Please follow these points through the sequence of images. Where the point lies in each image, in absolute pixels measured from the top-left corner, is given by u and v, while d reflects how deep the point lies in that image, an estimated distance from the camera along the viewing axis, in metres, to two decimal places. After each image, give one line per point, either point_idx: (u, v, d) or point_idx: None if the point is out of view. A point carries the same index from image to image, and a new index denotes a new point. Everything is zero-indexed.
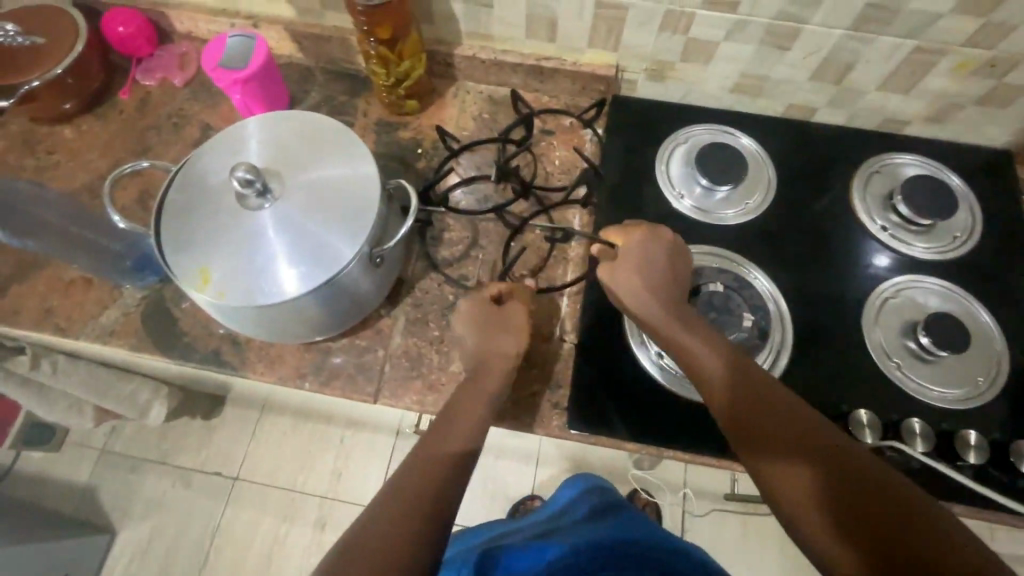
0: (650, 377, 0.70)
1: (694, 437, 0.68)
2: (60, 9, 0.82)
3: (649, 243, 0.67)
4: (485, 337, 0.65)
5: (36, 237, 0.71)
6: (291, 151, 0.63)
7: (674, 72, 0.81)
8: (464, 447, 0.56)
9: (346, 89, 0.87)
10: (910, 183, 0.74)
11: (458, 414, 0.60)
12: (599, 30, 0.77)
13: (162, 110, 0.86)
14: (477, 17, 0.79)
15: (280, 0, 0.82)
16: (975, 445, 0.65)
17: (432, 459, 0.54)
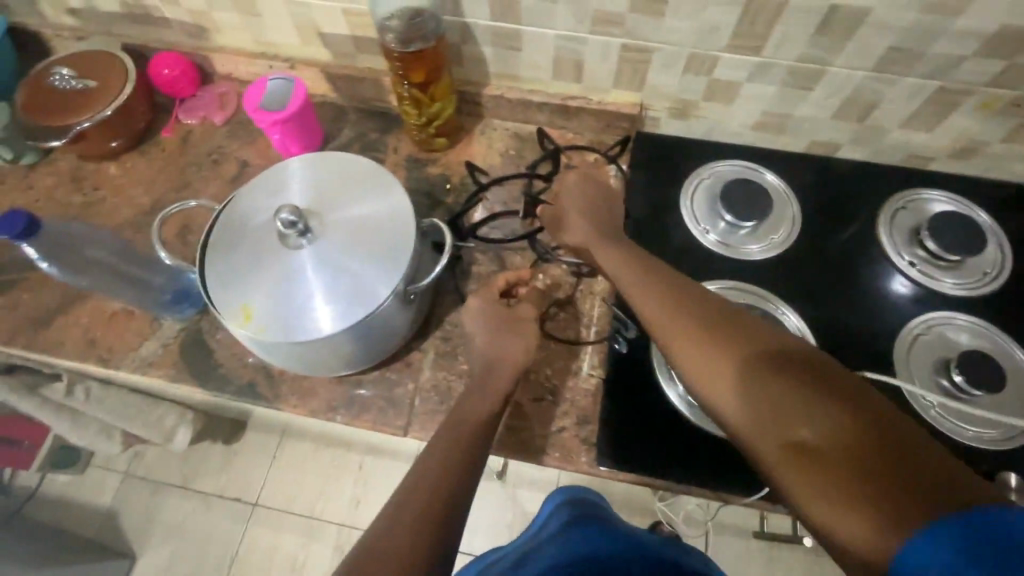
0: (678, 413, 0.70)
1: (725, 475, 0.68)
2: (110, 53, 0.86)
3: (582, 186, 0.76)
4: (512, 334, 0.68)
5: (90, 273, 0.73)
6: (330, 190, 0.65)
7: (697, 111, 0.83)
8: (461, 452, 0.56)
9: (378, 127, 0.90)
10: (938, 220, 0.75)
11: (463, 424, 0.59)
12: (624, 72, 0.80)
13: (202, 148, 0.90)
14: (505, 60, 0.82)
15: (317, 44, 0.87)
16: (1016, 487, 0.64)
17: (430, 469, 0.53)
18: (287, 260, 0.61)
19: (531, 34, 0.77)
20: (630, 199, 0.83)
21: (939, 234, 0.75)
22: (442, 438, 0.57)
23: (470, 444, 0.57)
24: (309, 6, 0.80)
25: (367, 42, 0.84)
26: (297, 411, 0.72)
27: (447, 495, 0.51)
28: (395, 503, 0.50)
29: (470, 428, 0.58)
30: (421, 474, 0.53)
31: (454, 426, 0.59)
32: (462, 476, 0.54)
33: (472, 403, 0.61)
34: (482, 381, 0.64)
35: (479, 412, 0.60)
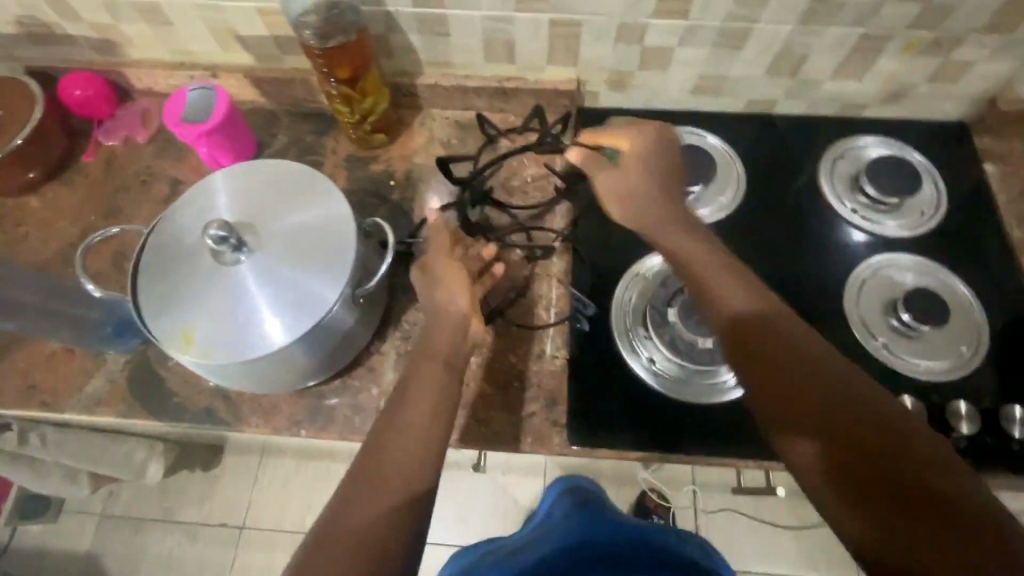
0: (645, 384, 0.71)
1: (694, 438, 0.69)
2: (13, 79, 0.81)
3: (647, 152, 0.72)
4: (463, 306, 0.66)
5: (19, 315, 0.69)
6: (261, 203, 0.62)
7: (634, 80, 0.83)
8: (411, 440, 0.54)
9: (313, 130, 0.87)
10: (874, 165, 0.76)
11: (414, 414, 0.56)
12: (557, 48, 0.78)
13: (128, 170, 0.85)
14: (435, 46, 0.80)
15: (238, 49, 0.83)
16: (967, 415, 0.67)
17: (374, 461, 0.52)
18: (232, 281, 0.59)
19: (457, 17, 0.75)
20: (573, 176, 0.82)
21: (877, 178, 0.77)
22: (390, 434, 0.54)
23: (421, 442, 0.54)
24: (221, 8, 0.76)
25: (289, 40, 0.80)
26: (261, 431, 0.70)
27: (392, 490, 0.50)
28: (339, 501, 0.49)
29: (419, 422, 0.55)
30: (366, 468, 0.51)
31: (403, 410, 0.56)
32: (407, 465, 0.52)
33: (419, 385, 0.58)
34: (422, 354, 0.61)
35: (426, 398, 0.57)
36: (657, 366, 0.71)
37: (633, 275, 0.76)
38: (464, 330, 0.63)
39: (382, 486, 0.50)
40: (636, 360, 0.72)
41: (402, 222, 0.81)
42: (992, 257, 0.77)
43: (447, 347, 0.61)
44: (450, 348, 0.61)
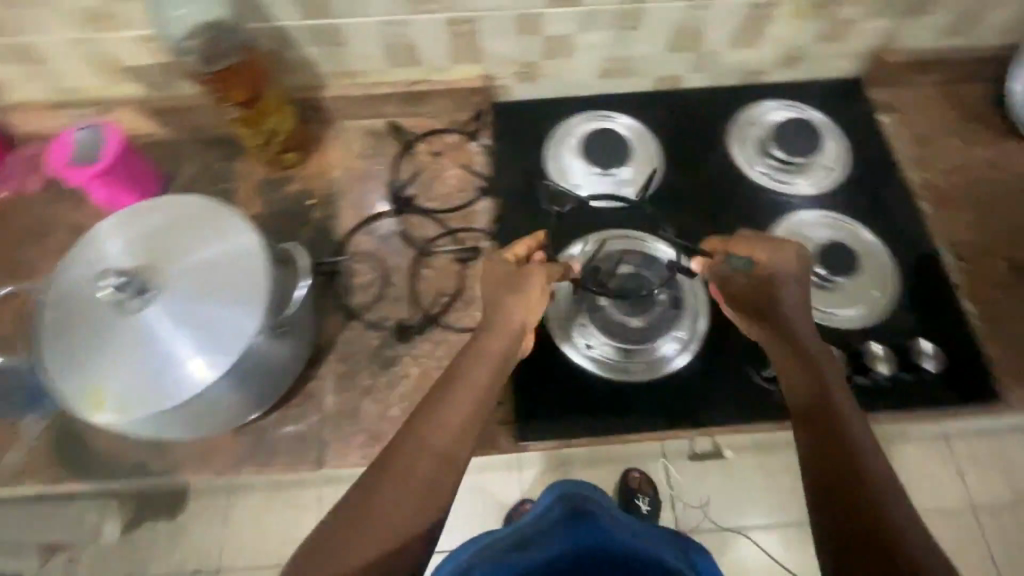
0: (587, 370, 0.74)
1: (633, 415, 0.72)
2: None
3: (787, 255, 0.66)
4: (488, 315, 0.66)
5: None
6: (165, 245, 0.59)
7: (542, 70, 0.83)
8: (420, 476, 0.52)
9: (221, 156, 0.84)
10: None
11: (442, 427, 0.55)
12: (459, 46, 0.78)
13: (27, 220, 0.81)
14: (335, 57, 0.78)
15: (125, 80, 0.78)
16: (881, 356, 0.73)
17: (375, 492, 0.50)
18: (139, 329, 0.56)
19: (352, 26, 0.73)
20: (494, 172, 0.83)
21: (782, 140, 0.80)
22: (404, 445, 0.54)
23: (437, 457, 0.53)
24: (100, 39, 0.72)
25: (179, 66, 0.76)
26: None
27: (390, 526, 0.49)
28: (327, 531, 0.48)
29: (438, 437, 0.54)
30: (363, 499, 0.50)
31: (421, 439, 0.54)
32: (408, 500, 0.50)
33: (444, 412, 0.56)
34: (462, 377, 0.59)
35: (453, 411, 0.56)
36: (597, 355, 0.74)
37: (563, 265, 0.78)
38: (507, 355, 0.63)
39: (376, 521, 0.49)
40: (573, 347, 0.74)
41: (327, 240, 0.80)
42: (892, 203, 0.82)
43: (487, 371, 0.60)
44: (487, 376, 0.60)
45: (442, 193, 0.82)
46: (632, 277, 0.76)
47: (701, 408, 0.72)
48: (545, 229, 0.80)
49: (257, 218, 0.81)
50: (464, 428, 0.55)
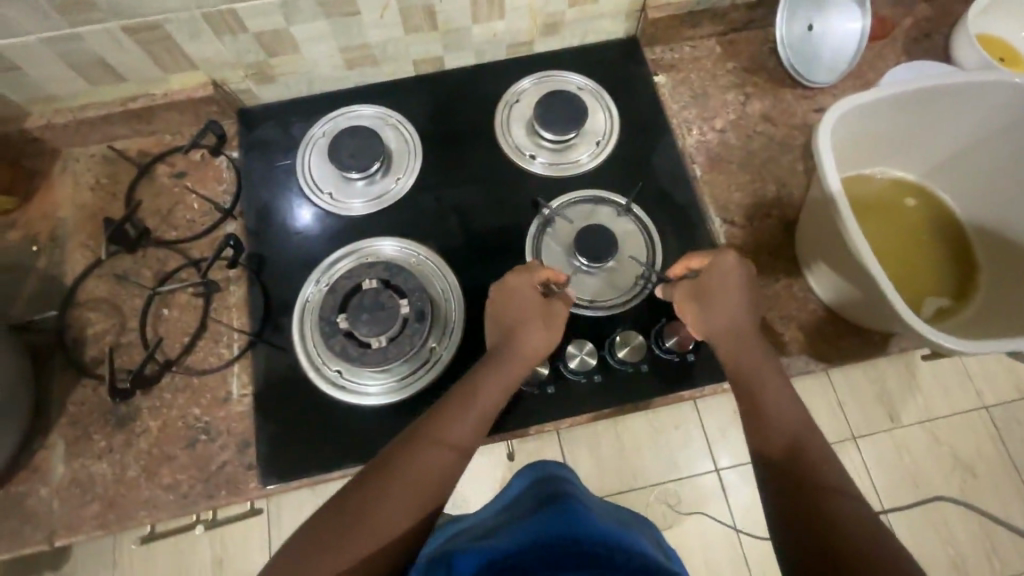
0: (615, 337, 0.68)
1: (684, 376, 0.68)
2: None
3: None
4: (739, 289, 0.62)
5: None
6: (520, 297, 0.63)
7: (567, 21, 0.77)
8: (788, 408, 0.55)
9: (226, 153, 0.76)
10: (799, 52, 0.78)
11: (761, 386, 0.57)
12: (481, 2, 0.71)
13: (14, 247, 0.72)
14: (345, 30, 0.70)
15: (110, 79, 0.69)
16: None
17: (763, 438, 0.54)
18: (524, 364, 0.60)
19: None
20: (516, 139, 0.77)
21: (805, 63, 0.78)
22: (753, 411, 0.56)
23: (786, 412, 0.55)
24: (79, 37, 0.63)
25: (172, 58, 0.68)
26: (263, 493, 0.63)
27: (821, 453, 0.51)
28: (771, 473, 0.51)
29: (773, 391, 0.56)
30: (779, 447, 0.52)
31: (765, 388, 0.57)
32: (802, 427, 0.53)
33: (743, 362, 0.59)
34: (723, 321, 0.61)
35: (758, 365, 0.58)
36: (652, 327, 0.69)
37: (549, 233, 0.72)
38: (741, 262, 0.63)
39: (808, 453, 0.51)
40: (670, 337, 0.67)
41: (354, 229, 0.73)
42: None
43: (747, 312, 0.61)
44: (739, 298, 0.61)
45: (471, 165, 0.76)
46: (675, 241, 0.72)
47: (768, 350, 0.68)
48: (575, 191, 0.75)
49: (271, 215, 0.74)
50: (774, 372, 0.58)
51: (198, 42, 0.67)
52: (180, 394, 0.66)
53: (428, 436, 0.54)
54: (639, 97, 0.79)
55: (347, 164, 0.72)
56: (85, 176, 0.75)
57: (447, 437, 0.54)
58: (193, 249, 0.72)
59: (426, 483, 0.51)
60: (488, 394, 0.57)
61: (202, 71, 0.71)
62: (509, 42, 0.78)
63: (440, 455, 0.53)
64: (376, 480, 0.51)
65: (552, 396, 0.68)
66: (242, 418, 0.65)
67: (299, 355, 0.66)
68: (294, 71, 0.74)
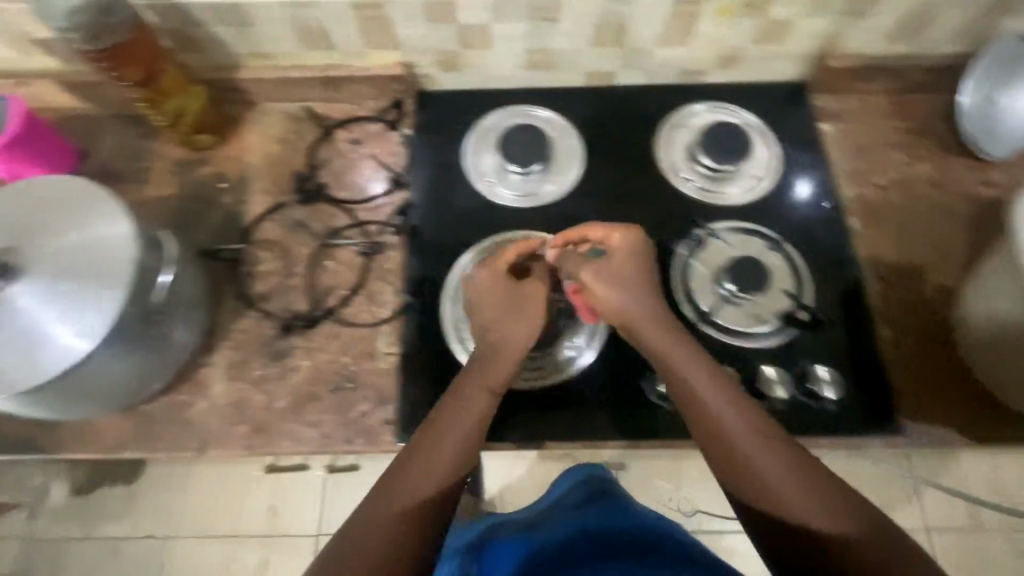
0: (757, 369, 0.68)
1: (823, 424, 0.66)
2: None
3: None
4: (637, 287, 0.62)
5: (109, 374, 0.59)
6: (488, 293, 0.66)
7: (746, 56, 0.78)
8: (783, 451, 0.49)
9: (401, 129, 0.82)
10: (979, 123, 0.77)
11: (740, 432, 0.51)
12: (673, 27, 0.73)
13: (204, 181, 0.79)
14: (541, 34, 0.74)
15: (321, 47, 0.76)
16: (830, 381, 0.67)
17: (768, 498, 0.48)
18: (508, 363, 0.61)
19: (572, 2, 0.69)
20: (674, 160, 0.79)
21: (983, 134, 0.77)
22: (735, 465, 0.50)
23: (776, 453, 0.49)
24: (315, 6, 0.69)
25: (382, 36, 0.74)
26: (394, 449, 0.67)
27: (848, 501, 0.46)
28: (786, 534, 0.47)
29: (755, 433, 0.50)
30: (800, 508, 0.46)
31: (755, 434, 0.50)
32: (803, 468, 0.48)
33: (719, 415, 0.52)
34: (675, 358, 0.56)
35: (732, 406, 0.52)
36: (794, 368, 0.68)
37: (696, 254, 0.73)
38: (638, 240, 0.64)
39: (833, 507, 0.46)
40: (817, 380, 0.67)
41: (508, 219, 0.77)
42: None
43: (693, 350, 0.57)
44: (639, 299, 0.61)
45: (627, 179, 0.79)
46: (824, 288, 0.72)
47: (911, 416, 0.66)
48: (726, 220, 0.76)
49: (434, 194, 0.78)
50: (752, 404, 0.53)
51: (409, 26, 0.72)
52: (331, 341, 0.71)
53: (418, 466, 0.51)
54: (802, 141, 0.80)
55: (512, 156, 0.76)
56: (274, 129, 0.82)
57: (449, 436, 0.54)
58: (359, 211, 0.78)
59: (436, 479, 0.51)
60: (480, 388, 0.58)
61: (401, 53, 0.77)
62: (683, 68, 0.80)
63: (443, 453, 0.53)
64: (373, 502, 0.49)
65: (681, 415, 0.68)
66: (386, 375, 0.69)
67: (447, 332, 0.71)
68: (480, 65, 0.79)
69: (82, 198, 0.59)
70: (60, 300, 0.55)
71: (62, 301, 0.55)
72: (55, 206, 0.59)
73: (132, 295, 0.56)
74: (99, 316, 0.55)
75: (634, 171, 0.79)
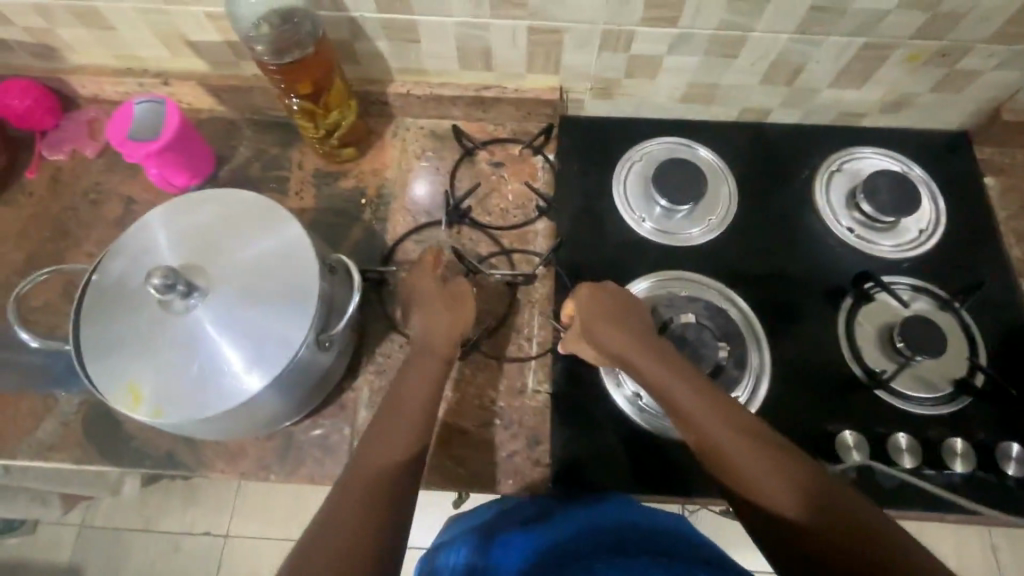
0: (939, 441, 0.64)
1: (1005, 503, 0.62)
2: (128, 119, 0.70)
3: None
4: (597, 315, 0.63)
5: (276, 402, 0.56)
6: (425, 288, 0.66)
7: (916, 102, 0.75)
8: (758, 451, 0.51)
9: (545, 154, 0.80)
10: None
11: (716, 434, 0.53)
12: (850, 70, 0.71)
13: (345, 195, 0.77)
14: (711, 68, 0.71)
15: (478, 66, 0.74)
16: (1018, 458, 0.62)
17: (756, 497, 0.50)
18: (445, 347, 0.62)
19: (757, 40, 0.66)
20: (834, 208, 0.76)
21: None
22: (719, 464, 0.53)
23: (749, 452, 0.51)
24: (491, 26, 0.67)
25: (546, 60, 0.72)
26: (544, 492, 0.64)
27: (827, 494, 0.48)
28: (773, 531, 0.48)
29: (729, 434, 0.53)
30: (778, 502, 0.49)
31: (735, 440, 0.52)
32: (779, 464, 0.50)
33: (695, 426, 0.55)
34: (651, 368, 0.59)
35: (705, 409, 0.55)
36: (972, 440, 0.65)
37: (861, 307, 0.70)
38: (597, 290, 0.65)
39: (809, 496, 0.48)
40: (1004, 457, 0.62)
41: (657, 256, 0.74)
42: None
43: (666, 362, 0.59)
44: (619, 330, 0.62)
45: (781, 221, 0.76)
46: (997, 355, 0.68)
47: None
48: (887, 273, 0.73)
49: (581, 224, 0.76)
50: (727, 406, 0.55)
51: (579, 52, 0.70)
52: (479, 373, 0.69)
53: (384, 445, 0.53)
54: (965, 195, 0.76)
55: (669, 190, 0.73)
56: (414, 145, 0.80)
57: (400, 428, 0.54)
58: (502, 236, 0.76)
59: (392, 470, 0.51)
60: (432, 367, 0.60)
61: (559, 77, 0.75)
62: (844, 110, 0.77)
63: (393, 445, 0.53)
64: (350, 482, 0.50)
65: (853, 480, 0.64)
66: (535, 412, 0.67)
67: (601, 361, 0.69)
68: (637, 93, 0.77)
69: (258, 212, 0.57)
70: (242, 323, 0.53)
71: (238, 325, 0.53)
72: (231, 221, 0.57)
73: (317, 318, 0.55)
74: (285, 340, 0.53)
75: (789, 214, 0.76)
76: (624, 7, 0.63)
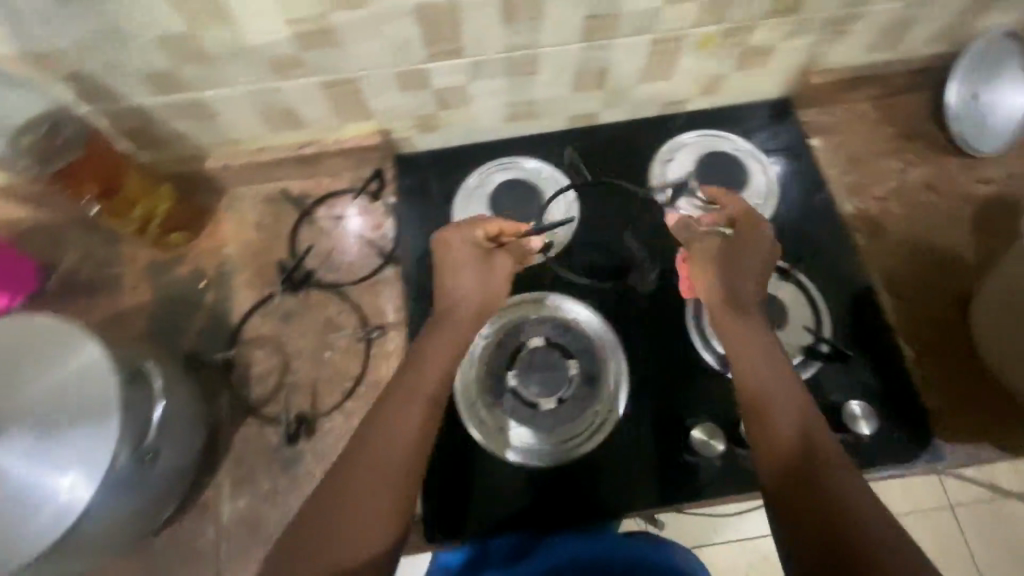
0: None
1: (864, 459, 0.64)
2: None
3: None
4: (723, 250, 0.60)
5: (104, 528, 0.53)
6: (458, 251, 0.61)
7: (728, 82, 0.76)
8: (801, 408, 0.49)
9: (384, 198, 0.78)
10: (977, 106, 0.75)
11: (759, 381, 0.51)
12: (654, 65, 0.71)
13: (183, 282, 0.74)
14: (518, 88, 0.71)
15: (288, 127, 0.72)
16: (863, 414, 0.63)
17: (773, 446, 0.47)
18: (472, 321, 0.59)
19: (549, 54, 0.66)
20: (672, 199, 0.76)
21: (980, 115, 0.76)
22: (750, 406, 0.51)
23: (782, 406, 0.49)
24: (278, 90, 0.65)
25: (353, 110, 0.70)
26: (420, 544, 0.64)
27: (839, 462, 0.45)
28: (778, 481, 0.45)
29: (771, 380, 0.51)
30: (789, 457, 0.46)
31: (776, 393, 0.50)
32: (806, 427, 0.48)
33: (746, 366, 0.53)
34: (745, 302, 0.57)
35: (762, 353, 0.53)
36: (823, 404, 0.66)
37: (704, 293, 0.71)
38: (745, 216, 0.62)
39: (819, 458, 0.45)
40: (852, 418, 0.63)
41: None
42: None
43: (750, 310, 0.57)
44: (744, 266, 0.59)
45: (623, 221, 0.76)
46: (840, 315, 0.70)
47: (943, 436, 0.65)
48: None
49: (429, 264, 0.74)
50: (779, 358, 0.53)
51: (381, 97, 0.69)
52: (343, 441, 0.67)
53: (382, 443, 0.48)
54: (794, 161, 0.78)
55: None
56: (248, 215, 0.77)
57: (400, 432, 0.49)
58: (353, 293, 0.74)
59: (384, 477, 0.46)
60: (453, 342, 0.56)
61: (376, 122, 0.73)
62: (666, 100, 0.78)
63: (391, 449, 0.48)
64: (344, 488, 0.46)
65: (717, 471, 0.65)
66: None
67: (456, 395, 0.67)
68: (459, 122, 0.75)
69: (52, 334, 0.55)
70: (39, 456, 0.50)
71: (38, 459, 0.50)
72: (20, 351, 0.54)
73: (123, 428, 0.52)
74: (88, 467, 0.50)
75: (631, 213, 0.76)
76: (401, 49, 0.62)
